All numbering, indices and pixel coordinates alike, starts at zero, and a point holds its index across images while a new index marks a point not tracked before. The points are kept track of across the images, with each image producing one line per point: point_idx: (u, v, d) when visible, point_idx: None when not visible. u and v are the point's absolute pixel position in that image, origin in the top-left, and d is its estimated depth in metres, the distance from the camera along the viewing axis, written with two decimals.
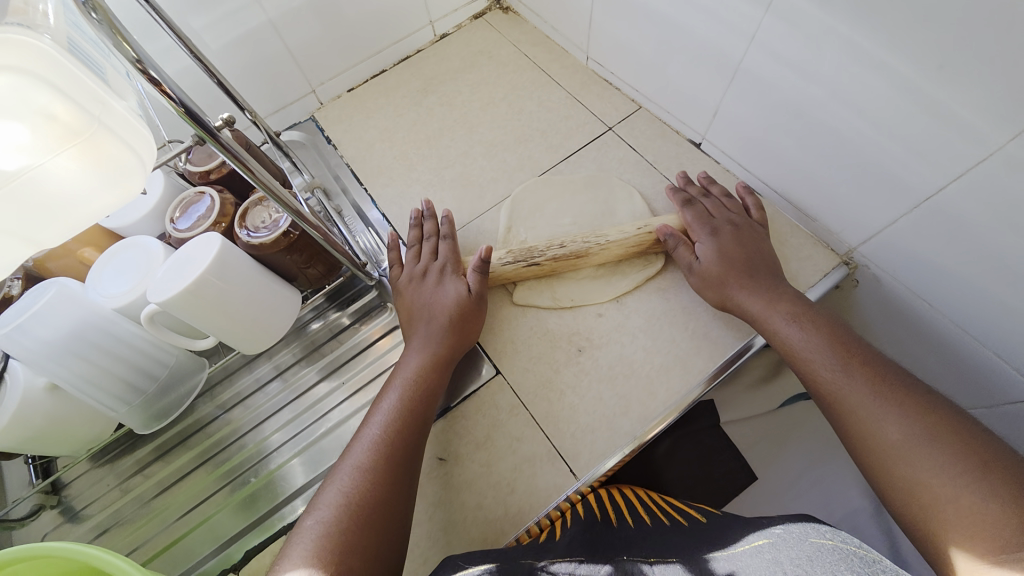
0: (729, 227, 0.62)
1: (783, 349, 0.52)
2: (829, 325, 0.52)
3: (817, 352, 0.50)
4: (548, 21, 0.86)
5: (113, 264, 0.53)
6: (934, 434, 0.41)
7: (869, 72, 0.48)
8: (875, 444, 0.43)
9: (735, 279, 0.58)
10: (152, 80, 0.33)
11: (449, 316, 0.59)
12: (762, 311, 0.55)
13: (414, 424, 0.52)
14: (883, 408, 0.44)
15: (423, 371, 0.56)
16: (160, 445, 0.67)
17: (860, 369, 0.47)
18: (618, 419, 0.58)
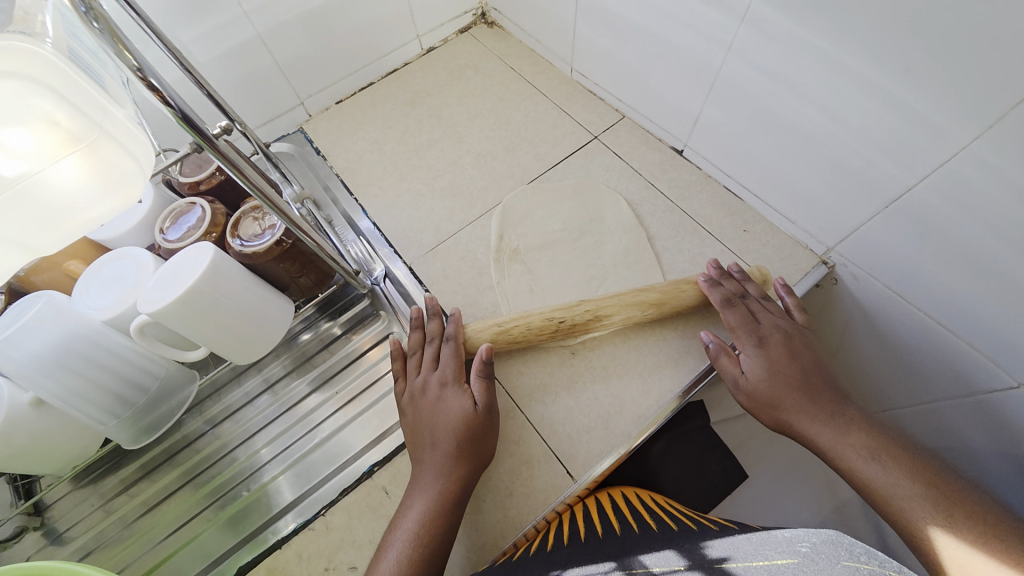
0: (777, 338, 0.56)
1: (844, 469, 0.49)
2: (892, 440, 0.48)
3: (884, 477, 0.46)
4: (532, 35, 0.88)
5: (102, 276, 0.53)
6: (1020, 555, 0.38)
7: (841, 78, 0.51)
8: None
9: (789, 399, 0.53)
10: (152, 88, 0.33)
11: (457, 440, 0.53)
12: (828, 443, 0.50)
13: (430, 572, 0.47)
14: (953, 535, 0.41)
15: (439, 509, 0.50)
16: (146, 463, 0.65)
17: (960, 517, 0.42)
18: (613, 420, 0.59)
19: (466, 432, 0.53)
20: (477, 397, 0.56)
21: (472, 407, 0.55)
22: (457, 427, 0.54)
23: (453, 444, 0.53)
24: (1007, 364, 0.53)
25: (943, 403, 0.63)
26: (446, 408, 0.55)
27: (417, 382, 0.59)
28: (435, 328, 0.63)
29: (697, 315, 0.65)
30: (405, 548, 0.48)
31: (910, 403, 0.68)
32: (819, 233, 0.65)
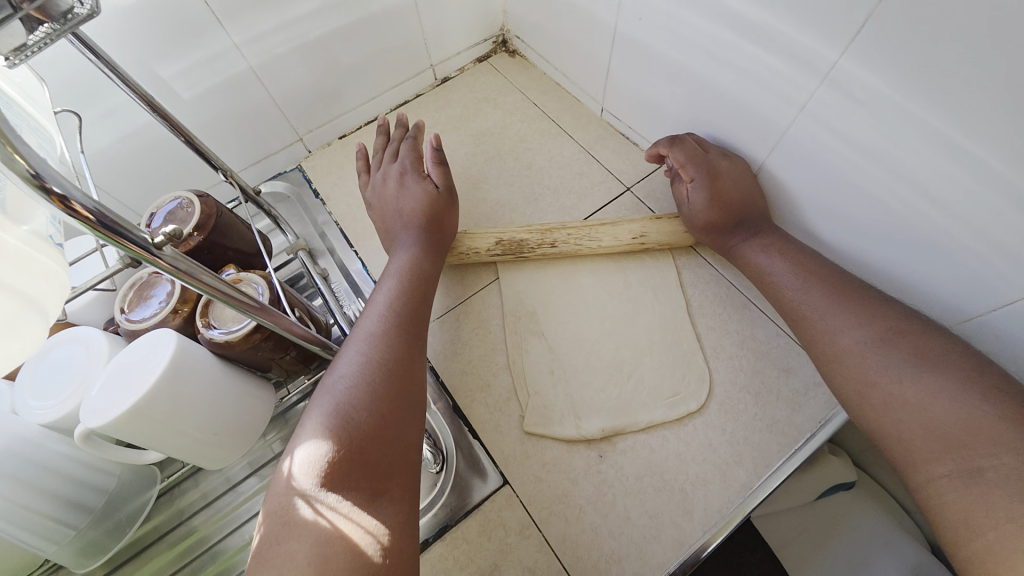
0: (724, 159, 0.59)
1: (756, 277, 0.56)
2: (796, 248, 0.55)
3: (788, 281, 0.53)
4: (559, 68, 0.79)
5: (43, 368, 0.44)
6: (887, 326, 0.46)
7: (950, 162, 0.41)
8: (837, 354, 0.47)
9: (722, 216, 0.58)
10: (60, 200, 0.24)
11: (423, 214, 0.61)
12: (740, 236, 0.58)
13: (410, 331, 0.52)
14: (840, 322, 0.48)
15: (412, 286, 0.56)
16: (110, 560, 0.54)
17: (816, 283, 0.51)
18: (649, 546, 0.49)
19: (430, 219, 0.61)
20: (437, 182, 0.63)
21: (433, 189, 0.62)
22: (422, 198, 0.61)
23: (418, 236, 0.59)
24: None
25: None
26: (411, 189, 0.63)
27: (381, 176, 0.66)
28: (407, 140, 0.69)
29: (749, 413, 0.55)
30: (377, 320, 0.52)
31: None
32: None
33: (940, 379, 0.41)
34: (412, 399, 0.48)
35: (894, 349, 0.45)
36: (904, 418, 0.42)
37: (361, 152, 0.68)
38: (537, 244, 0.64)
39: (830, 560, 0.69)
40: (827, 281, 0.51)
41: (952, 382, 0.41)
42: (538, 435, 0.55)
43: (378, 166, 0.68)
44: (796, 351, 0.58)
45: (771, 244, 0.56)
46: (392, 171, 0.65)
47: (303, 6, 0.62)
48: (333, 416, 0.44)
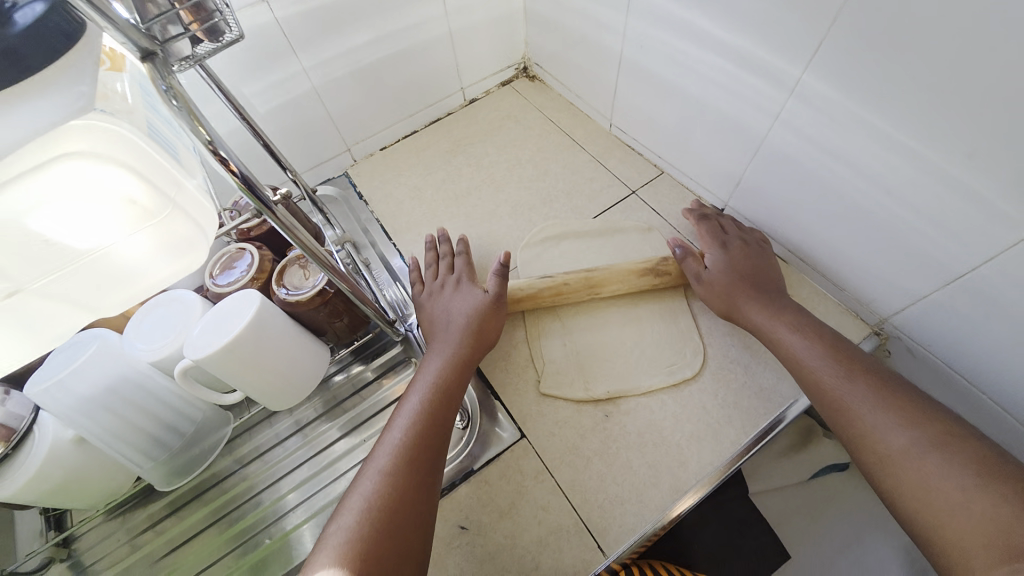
0: (740, 243, 0.66)
1: (789, 358, 0.55)
2: (831, 336, 0.54)
3: (828, 369, 0.51)
4: (573, 90, 0.91)
5: (150, 319, 0.54)
6: (928, 430, 0.44)
7: (896, 155, 0.49)
8: (880, 452, 0.45)
9: (739, 288, 0.61)
10: (221, 159, 0.35)
11: (471, 317, 0.62)
12: (765, 322, 0.58)
13: (444, 418, 0.52)
14: (884, 420, 0.46)
15: (441, 393, 0.54)
16: (176, 498, 0.65)
17: (861, 375, 0.49)
18: (648, 492, 0.56)
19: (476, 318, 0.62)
20: (489, 287, 0.65)
21: (484, 295, 0.64)
22: (476, 308, 0.63)
23: (459, 337, 0.59)
24: None
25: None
26: (467, 293, 0.65)
27: (429, 287, 0.69)
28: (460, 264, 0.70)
29: (739, 382, 0.62)
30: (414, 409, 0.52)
31: None
32: (871, 303, 0.62)
33: (995, 491, 0.38)
34: (429, 493, 0.47)
35: (949, 453, 0.42)
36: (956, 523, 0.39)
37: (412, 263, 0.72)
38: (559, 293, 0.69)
39: (824, 535, 0.74)
40: (869, 376, 0.49)
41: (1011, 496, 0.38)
42: (552, 396, 0.63)
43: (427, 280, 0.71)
44: None
45: (806, 328, 0.55)
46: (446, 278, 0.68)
47: (359, 38, 0.75)
48: (349, 540, 0.41)
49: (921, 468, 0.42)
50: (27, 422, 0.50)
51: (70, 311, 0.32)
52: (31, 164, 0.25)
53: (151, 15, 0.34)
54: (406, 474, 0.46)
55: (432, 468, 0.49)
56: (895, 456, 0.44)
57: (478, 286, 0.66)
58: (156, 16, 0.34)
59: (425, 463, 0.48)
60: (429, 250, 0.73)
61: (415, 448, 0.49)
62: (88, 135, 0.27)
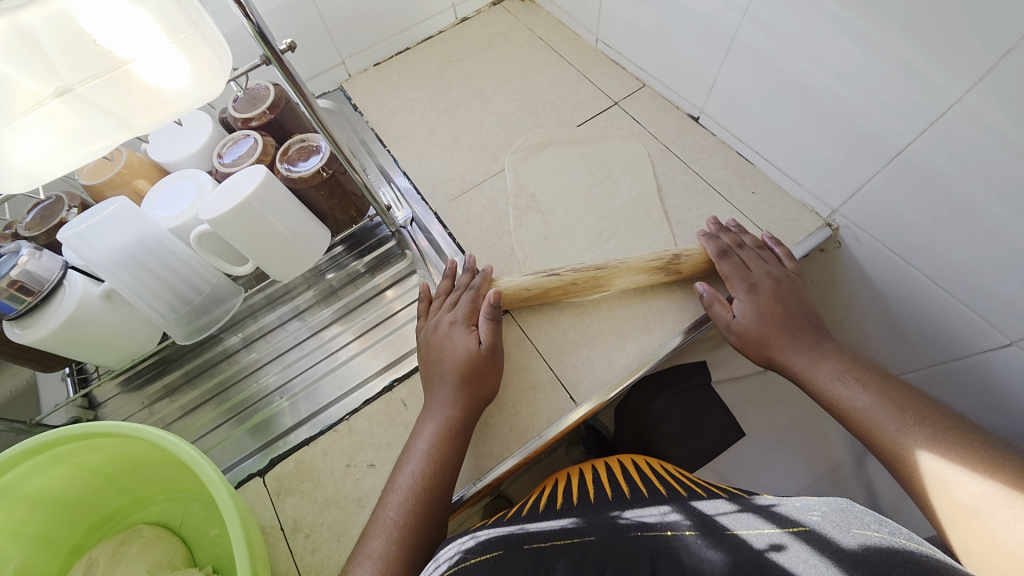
0: (769, 282, 0.61)
1: (841, 411, 0.52)
2: (880, 378, 0.52)
3: (882, 419, 0.49)
4: (562, 7, 0.93)
5: (164, 193, 0.60)
6: (993, 487, 0.41)
7: (848, 40, 0.54)
8: (954, 508, 0.42)
9: (776, 335, 0.57)
10: (236, 1, 0.39)
11: (462, 373, 0.57)
12: (806, 369, 0.55)
13: (430, 507, 0.51)
14: (957, 472, 0.43)
15: (430, 475, 0.52)
16: (188, 371, 0.72)
17: (918, 424, 0.47)
18: (615, 353, 0.64)
19: (469, 375, 0.57)
20: (481, 337, 0.60)
21: (476, 345, 0.59)
22: (463, 362, 0.58)
23: (451, 401, 0.56)
24: (998, 322, 0.56)
25: (936, 367, 0.66)
26: (459, 341, 0.60)
27: (433, 321, 0.64)
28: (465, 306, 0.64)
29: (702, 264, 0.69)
30: (411, 491, 0.51)
31: (905, 367, 0.70)
32: (825, 195, 0.68)
33: None
34: None
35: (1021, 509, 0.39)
36: None
37: (424, 295, 0.68)
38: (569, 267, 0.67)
39: (776, 418, 0.82)
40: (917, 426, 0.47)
41: None
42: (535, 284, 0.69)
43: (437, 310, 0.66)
44: (745, 223, 0.71)
45: (853, 376, 0.52)
46: (447, 321, 0.62)
47: None
48: None
49: (989, 523, 0.40)
50: (57, 277, 0.56)
51: (113, 126, 0.37)
52: None
53: None
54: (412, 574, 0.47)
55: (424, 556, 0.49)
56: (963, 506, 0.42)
57: (472, 330, 0.61)
58: None
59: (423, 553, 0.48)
60: (445, 279, 0.68)
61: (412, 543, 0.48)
62: None
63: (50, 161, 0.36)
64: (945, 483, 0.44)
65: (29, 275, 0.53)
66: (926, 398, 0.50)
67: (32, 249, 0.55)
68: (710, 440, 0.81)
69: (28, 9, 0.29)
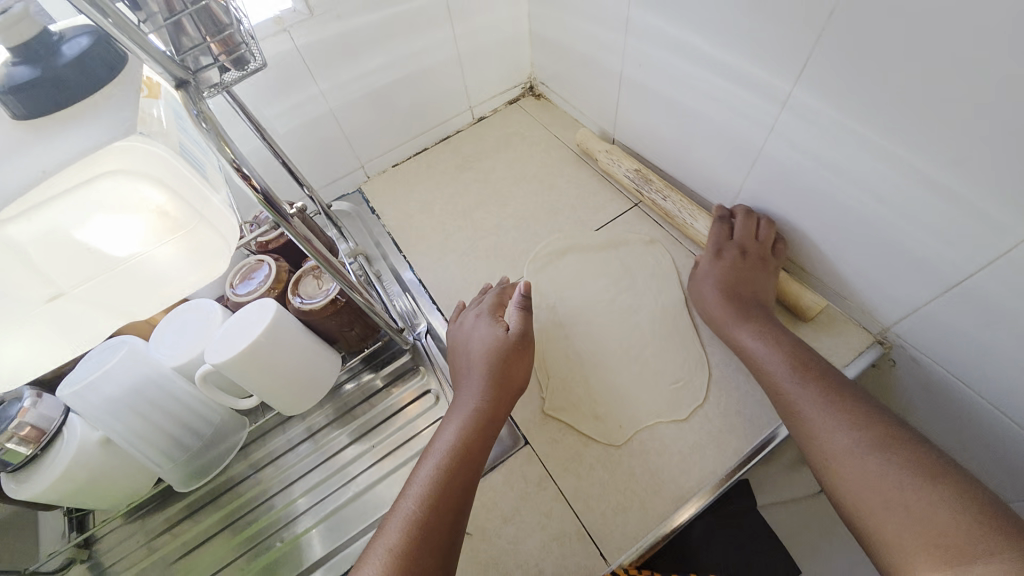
0: (738, 252, 0.66)
1: (754, 366, 0.58)
2: (792, 342, 0.57)
3: (780, 372, 0.55)
4: (576, 108, 0.94)
5: (171, 327, 0.57)
6: (862, 424, 0.47)
7: (888, 166, 0.50)
8: (825, 450, 0.47)
9: (723, 311, 0.64)
10: (243, 175, 0.39)
11: (490, 358, 0.61)
12: (733, 329, 0.62)
13: (465, 481, 0.51)
14: (836, 422, 0.48)
15: (462, 455, 0.52)
16: (194, 501, 0.67)
17: (813, 381, 0.52)
18: (650, 498, 0.57)
19: (497, 357, 0.61)
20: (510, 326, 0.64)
21: (504, 333, 0.63)
22: (494, 347, 0.62)
23: (482, 386, 0.58)
24: None
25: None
26: (490, 329, 0.64)
27: (460, 321, 0.70)
28: (491, 303, 0.69)
29: (741, 391, 0.62)
30: (438, 462, 0.51)
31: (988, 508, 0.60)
32: (873, 311, 0.62)
33: (936, 490, 0.40)
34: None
35: (892, 453, 0.44)
36: (897, 517, 0.41)
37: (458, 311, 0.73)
38: (656, 192, 0.78)
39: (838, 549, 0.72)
40: (815, 397, 0.51)
41: (948, 494, 0.40)
42: (557, 415, 0.64)
43: (467, 307, 0.72)
44: None
45: (766, 337, 0.59)
46: (483, 319, 0.66)
47: (373, 62, 0.78)
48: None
49: (852, 467, 0.45)
50: (57, 423, 0.53)
51: (106, 315, 0.34)
52: (80, 179, 0.29)
53: (185, 48, 0.36)
54: (444, 520, 0.47)
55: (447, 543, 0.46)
56: (834, 457, 0.47)
57: (499, 322, 0.65)
58: (190, 48, 0.36)
59: (458, 518, 0.48)
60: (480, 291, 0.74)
61: (443, 504, 0.48)
62: (117, 152, 0.30)
63: (40, 359, 0.33)
64: (816, 433, 0.49)
65: (29, 426, 0.51)
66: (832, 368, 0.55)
67: (35, 394, 0.53)
68: None
69: (14, 223, 0.28)
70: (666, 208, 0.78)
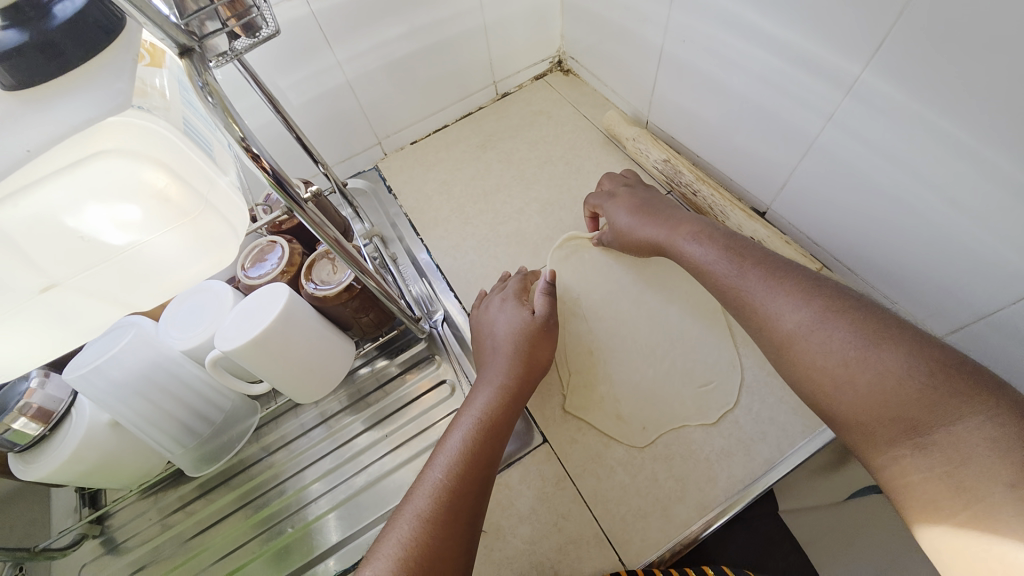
0: (626, 189, 0.69)
1: (692, 268, 0.53)
2: (727, 234, 0.53)
3: (720, 267, 0.50)
4: (608, 85, 0.88)
5: (182, 310, 0.55)
6: (806, 299, 0.43)
7: (965, 162, 0.44)
8: (775, 336, 0.44)
9: (644, 228, 0.61)
10: (253, 156, 0.35)
11: (517, 339, 0.59)
12: (667, 237, 0.57)
13: (489, 458, 0.50)
14: (782, 305, 0.44)
15: (488, 432, 0.51)
16: (206, 482, 0.67)
17: (752, 268, 0.48)
18: (673, 506, 0.54)
19: (527, 342, 0.59)
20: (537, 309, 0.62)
21: (531, 316, 0.62)
22: (523, 332, 0.60)
23: (508, 364, 0.57)
24: None
25: None
26: (518, 313, 0.62)
27: (485, 303, 0.67)
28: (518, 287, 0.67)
29: (774, 397, 0.59)
30: (465, 434, 0.51)
31: None
32: (925, 318, 0.57)
33: (892, 356, 0.37)
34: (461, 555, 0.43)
35: (837, 323, 0.40)
36: (855, 396, 0.38)
37: (483, 295, 0.70)
38: (687, 182, 0.74)
39: None
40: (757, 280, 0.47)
41: (907, 358, 0.36)
42: (579, 414, 0.61)
43: (493, 289, 0.70)
44: None
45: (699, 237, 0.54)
46: (509, 302, 0.64)
47: (394, 31, 0.73)
48: (412, 549, 0.42)
49: (804, 349, 0.41)
50: (65, 405, 0.52)
51: (103, 306, 0.32)
52: (67, 161, 0.26)
53: (190, 11, 0.32)
54: (472, 490, 0.47)
55: (472, 518, 0.46)
56: (787, 341, 0.43)
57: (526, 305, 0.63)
58: (195, 10, 0.32)
59: (485, 491, 0.48)
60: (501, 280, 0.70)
61: (471, 475, 0.47)
62: (116, 129, 0.27)
63: (37, 351, 0.31)
64: (764, 318, 0.45)
65: (36, 407, 0.49)
66: (767, 250, 0.51)
67: (42, 373, 0.51)
68: None
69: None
70: (697, 200, 0.73)
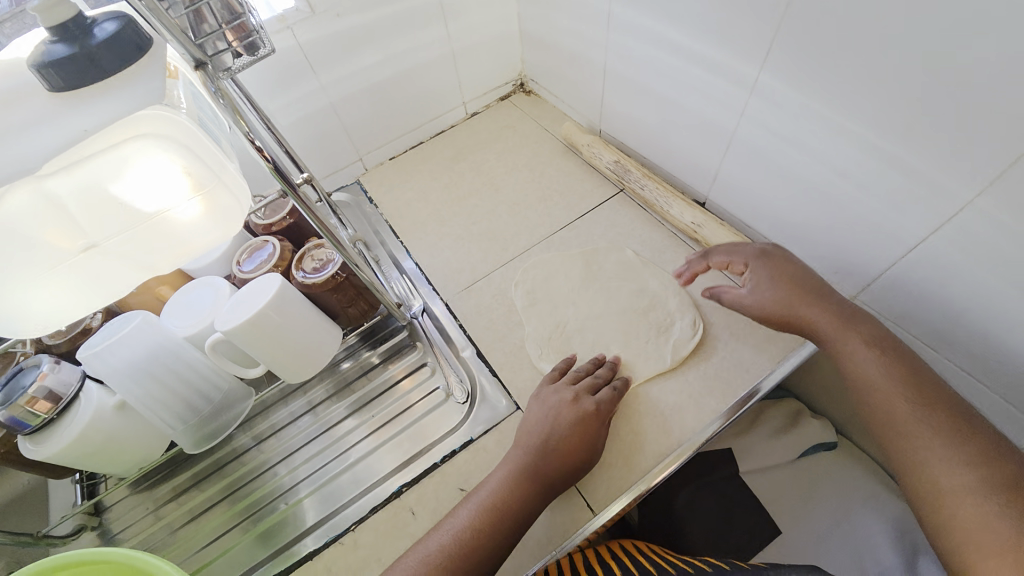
0: (761, 254, 0.64)
1: (859, 379, 0.52)
2: (912, 366, 0.50)
3: (899, 391, 0.49)
4: (565, 102, 0.99)
5: (186, 299, 0.61)
6: (979, 463, 0.43)
7: (844, 141, 0.54)
8: (930, 477, 0.45)
9: (795, 300, 0.58)
10: (257, 147, 0.44)
11: (555, 444, 0.56)
12: (836, 334, 0.55)
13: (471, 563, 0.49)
14: (947, 455, 0.44)
15: (484, 531, 0.50)
16: (197, 472, 0.70)
17: (940, 415, 0.46)
18: (635, 457, 0.60)
19: (579, 443, 0.57)
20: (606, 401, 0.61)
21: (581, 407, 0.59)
22: (576, 422, 0.58)
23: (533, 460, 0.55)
24: None
25: None
26: (572, 408, 0.59)
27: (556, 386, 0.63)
28: (605, 372, 0.65)
29: (719, 357, 0.66)
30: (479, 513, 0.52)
31: None
32: (840, 282, 0.66)
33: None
34: None
35: (1003, 499, 0.41)
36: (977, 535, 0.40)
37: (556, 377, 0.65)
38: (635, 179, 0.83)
39: (818, 514, 0.75)
40: (913, 407, 0.48)
41: None
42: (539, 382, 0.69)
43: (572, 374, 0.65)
44: None
45: (885, 351, 0.51)
46: (565, 388, 0.62)
47: (372, 58, 0.83)
48: None
49: (965, 507, 0.42)
50: (74, 390, 0.56)
51: (134, 269, 0.39)
52: (111, 142, 0.33)
53: (203, 33, 0.39)
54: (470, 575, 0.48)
55: None
56: (944, 492, 0.44)
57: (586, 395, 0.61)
58: (207, 33, 0.39)
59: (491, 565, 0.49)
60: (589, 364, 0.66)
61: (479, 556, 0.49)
62: (152, 119, 0.34)
63: (75, 304, 0.38)
64: (923, 459, 0.45)
65: (47, 390, 0.54)
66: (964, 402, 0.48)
67: (52, 362, 0.56)
68: (745, 541, 0.74)
69: (57, 177, 0.32)
70: (645, 194, 0.82)
